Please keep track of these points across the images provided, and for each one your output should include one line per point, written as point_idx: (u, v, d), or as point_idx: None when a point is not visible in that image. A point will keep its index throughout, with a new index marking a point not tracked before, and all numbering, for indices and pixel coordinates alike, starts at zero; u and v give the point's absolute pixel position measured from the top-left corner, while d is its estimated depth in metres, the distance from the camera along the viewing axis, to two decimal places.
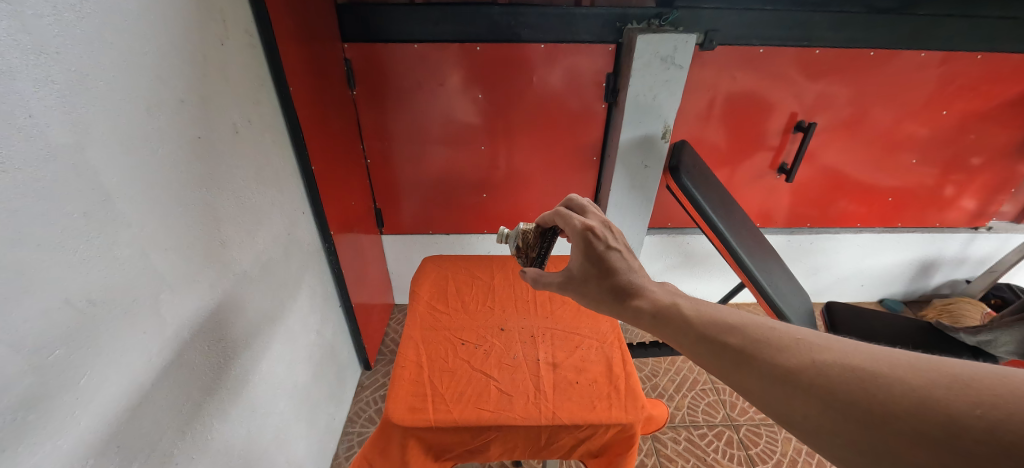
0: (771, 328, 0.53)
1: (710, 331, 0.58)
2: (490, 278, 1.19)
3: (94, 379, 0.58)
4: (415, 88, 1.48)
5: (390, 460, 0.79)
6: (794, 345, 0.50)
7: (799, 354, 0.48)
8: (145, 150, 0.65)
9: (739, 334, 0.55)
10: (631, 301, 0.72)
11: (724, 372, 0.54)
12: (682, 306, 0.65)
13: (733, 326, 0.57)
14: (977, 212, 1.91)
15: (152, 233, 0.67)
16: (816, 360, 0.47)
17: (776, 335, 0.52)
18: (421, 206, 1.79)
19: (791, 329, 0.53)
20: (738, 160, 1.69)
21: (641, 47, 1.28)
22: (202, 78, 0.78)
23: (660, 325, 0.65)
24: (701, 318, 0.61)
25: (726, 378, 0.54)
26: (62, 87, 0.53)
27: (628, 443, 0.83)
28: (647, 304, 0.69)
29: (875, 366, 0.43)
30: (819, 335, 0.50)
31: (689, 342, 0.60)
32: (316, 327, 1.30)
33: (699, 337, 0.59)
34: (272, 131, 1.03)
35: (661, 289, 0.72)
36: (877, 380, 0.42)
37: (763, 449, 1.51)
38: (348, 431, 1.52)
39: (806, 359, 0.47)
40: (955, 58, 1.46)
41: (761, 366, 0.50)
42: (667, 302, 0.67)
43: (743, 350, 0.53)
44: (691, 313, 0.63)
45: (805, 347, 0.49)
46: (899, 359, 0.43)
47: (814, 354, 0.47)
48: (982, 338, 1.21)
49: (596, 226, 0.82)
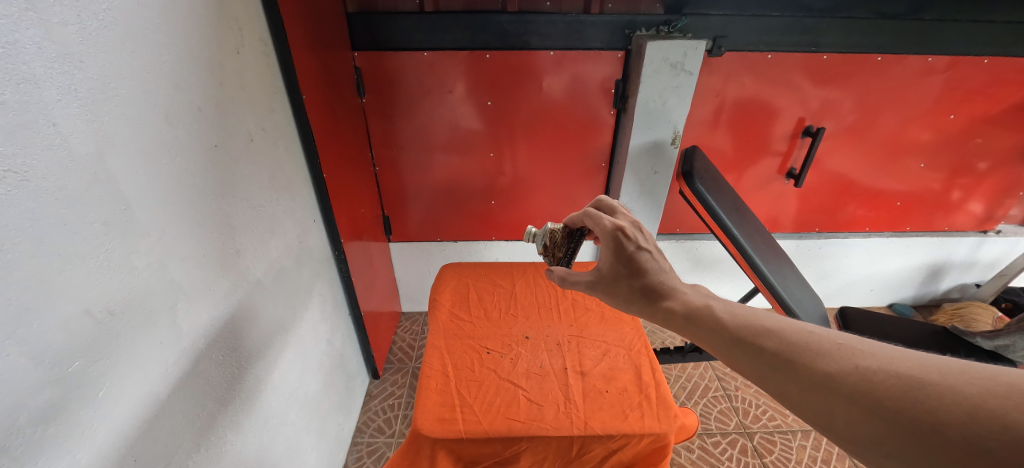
0: (811, 333, 0.53)
1: (744, 333, 0.58)
2: (511, 285, 1.18)
3: (112, 392, 0.56)
4: (424, 95, 1.48)
5: None
6: (835, 350, 0.50)
7: (841, 359, 0.48)
8: (164, 158, 0.65)
9: (777, 338, 0.54)
10: (662, 302, 0.71)
11: (761, 377, 0.54)
12: (715, 307, 0.65)
13: (771, 330, 0.56)
14: (985, 215, 1.91)
15: (171, 242, 0.66)
16: (859, 366, 0.47)
17: (815, 340, 0.52)
18: (430, 214, 1.79)
19: (830, 333, 0.53)
20: (747, 165, 1.69)
21: (651, 54, 1.29)
22: (219, 85, 0.78)
23: (693, 326, 0.65)
24: (735, 321, 0.61)
25: (762, 382, 0.54)
26: (86, 96, 0.52)
27: (661, 453, 0.82)
28: (679, 304, 0.69)
29: (923, 373, 0.43)
30: (862, 341, 0.50)
31: (723, 344, 0.60)
32: (327, 336, 1.28)
33: (734, 339, 0.58)
34: (286, 139, 1.03)
35: (693, 290, 0.71)
36: (925, 388, 0.42)
37: (778, 457, 1.48)
38: (358, 441, 1.49)
39: (848, 365, 0.47)
40: (961, 63, 1.47)
41: (802, 371, 0.50)
42: (699, 304, 0.67)
43: (781, 355, 0.53)
44: (726, 315, 0.63)
45: (847, 353, 0.49)
46: (949, 366, 0.42)
47: (856, 360, 0.47)
48: (1000, 342, 1.22)
49: (626, 226, 0.81)
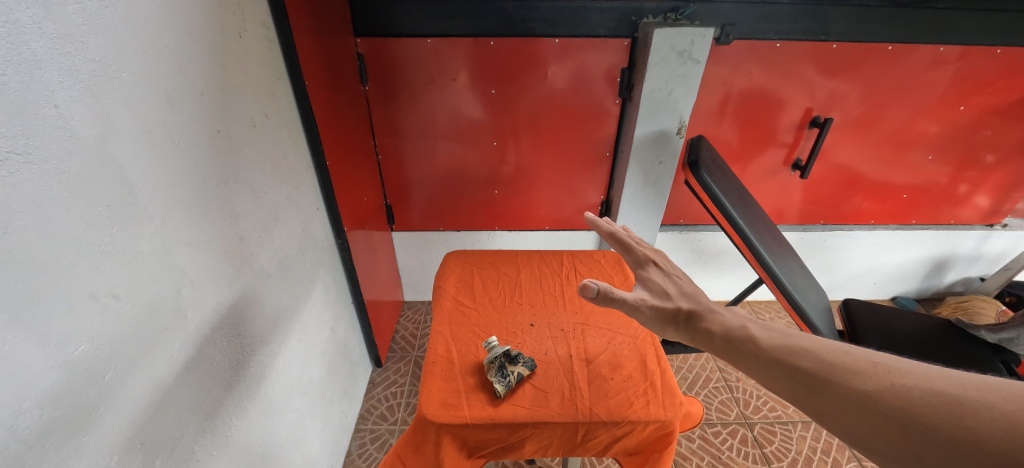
0: (845, 351, 0.53)
1: (778, 352, 0.58)
2: (516, 273, 1.17)
3: (119, 376, 0.57)
4: (427, 83, 1.46)
5: (424, 455, 0.79)
6: (871, 368, 0.49)
7: (876, 377, 0.48)
8: (166, 143, 0.64)
9: (811, 358, 0.54)
10: (699, 323, 0.70)
11: (796, 397, 0.53)
12: (753, 329, 0.64)
13: (805, 349, 0.56)
14: (991, 209, 1.90)
15: (173, 227, 0.66)
16: (895, 384, 0.46)
17: (850, 359, 0.52)
18: (432, 203, 1.78)
19: (866, 352, 0.52)
20: (752, 156, 1.67)
21: (658, 41, 1.27)
22: (220, 69, 0.77)
23: (730, 348, 0.64)
24: (773, 341, 0.60)
25: (797, 403, 0.53)
26: (86, 76, 0.52)
27: (665, 440, 0.83)
28: (716, 326, 0.68)
29: (962, 390, 0.43)
30: (900, 360, 0.50)
31: (760, 365, 0.59)
32: (330, 323, 1.29)
33: (770, 360, 0.58)
34: (289, 126, 1.02)
35: (730, 313, 0.70)
36: (962, 404, 0.41)
37: (778, 447, 1.49)
38: (361, 428, 1.51)
39: (884, 383, 0.47)
40: (973, 53, 1.44)
41: (836, 389, 0.49)
42: (736, 326, 0.66)
43: (815, 374, 0.52)
44: (762, 336, 0.62)
45: (883, 371, 0.48)
46: (989, 384, 0.42)
47: (893, 378, 0.47)
48: (1004, 335, 1.21)
49: (660, 260, 0.86)
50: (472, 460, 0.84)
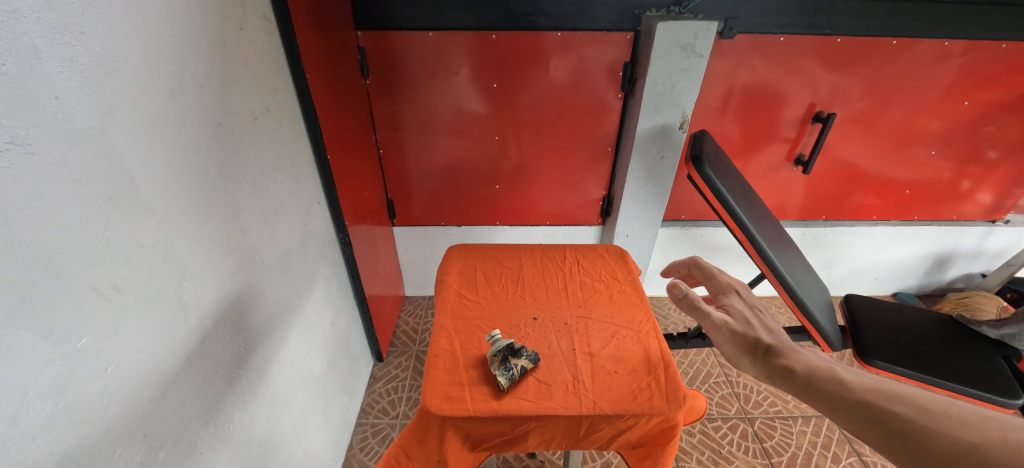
0: (945, 402, 0.50)
1: (870, 397, 0.55)
2: (519, 267, 1.17)
3: (122, 368, 0.57)
4: (428, 77, 1.46)
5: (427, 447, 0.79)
6: (976, 419, 0.47)
7: (983, 429, 0.46)
8: (168, 135, 0.64)
9: (907, 405, 0.52)
10: (778, 358, 0.68)
11: (888, 446, 0.50)
12: (841, 371, 0.61)
13: (898, 396, 0.54)
14: (993, 205, 1.89)
15: (175, 220, 0.66)
16: (1005, 438, 0.44)
17: (950, 410, 0.49)
18: (434, 198, 1.78)
19: (967, 406, 0.50)
20: (755, 151, 1.66)
21: (662, 35, 1.26)
22: (221, 61, 0.76)
23: (812, 387, 0.61)
24: (862, 383, 0.57)
25: (887, 452, 0.50)
26: (87, 68, 0.51)
27: (668, 433, 0.83)
28: (799, 363, 0.65)
29: None
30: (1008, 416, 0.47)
31: (847, 408, 0.56)
32: (332, 317, 1.29)
33: (860, 404, 0.55)
34: (290, 119, 1.02)
35: (811, 353, 0.68)
36: None
37: (778, 442, 1.50)
38: (362, 422, 1.51)
39: (992, 436, 0.45)
40: (978, 47, 1.43)
41: (938, 439, 0.47)
42: (820, 366, 0.63)
43: (912, 422, 0.50)
44: (849, 379, 0.59)
45: (989, 423, 0.46)
46: None
47: (1003, 431, 0.45)
48: (1006, 331, 1.22)
49: (744, 293, 0.85)
50: (475, 453, 0.84)
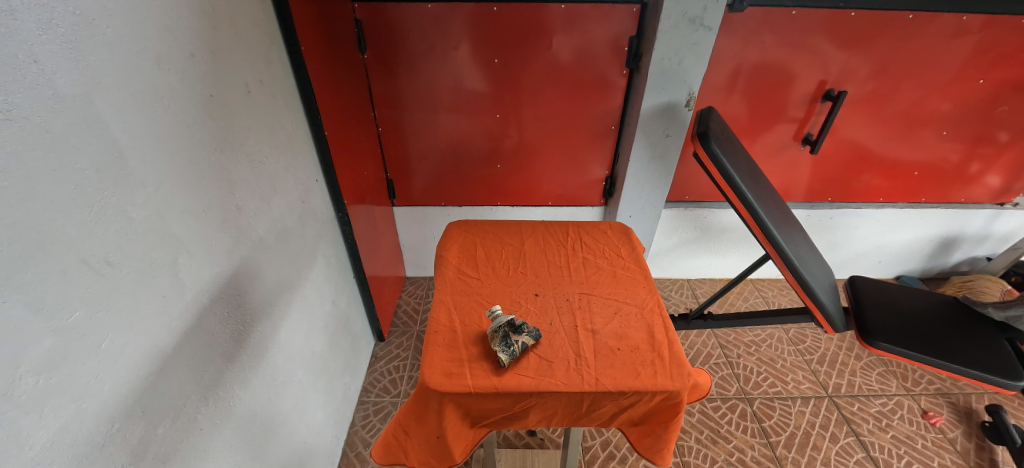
0: None
1: None
2: (521, 244, 1.15)
3: (116, 343, 0.56)
4: (428, 51, 1.41)
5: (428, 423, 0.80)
6: None
7: None
8: (157, 105, 0.62)
9: None
10: None
11: None
12: None
13: None
14: (1002, 188, 1.87)
15: (166, 194, 0.64)
16: None
17: None
18: (434, 177, 1.75)
19: None
20: (762, 131, 1.63)
21: (670, 6, 1.20)
22: (210, 30, 0.73)
23: None
24: None
25: None
26: (66, 31, 0.49)
27: (672, 410, 0.83)
28: None
29: None
30: None
31: None
32: (332, 296, 1.28)
33: None
34: (284, 93, 0.98)
35: None
36: None
37: (777, 422, 1.51)
38: (365, 400, 1.53)
39: None
40: (998, 24, 1.38)
41: None
42: None
43: None
44: None
45: None
46: None
47: None
48: (1012, 313, 1.22)
49: None
50: (475, 428, 0.85)
